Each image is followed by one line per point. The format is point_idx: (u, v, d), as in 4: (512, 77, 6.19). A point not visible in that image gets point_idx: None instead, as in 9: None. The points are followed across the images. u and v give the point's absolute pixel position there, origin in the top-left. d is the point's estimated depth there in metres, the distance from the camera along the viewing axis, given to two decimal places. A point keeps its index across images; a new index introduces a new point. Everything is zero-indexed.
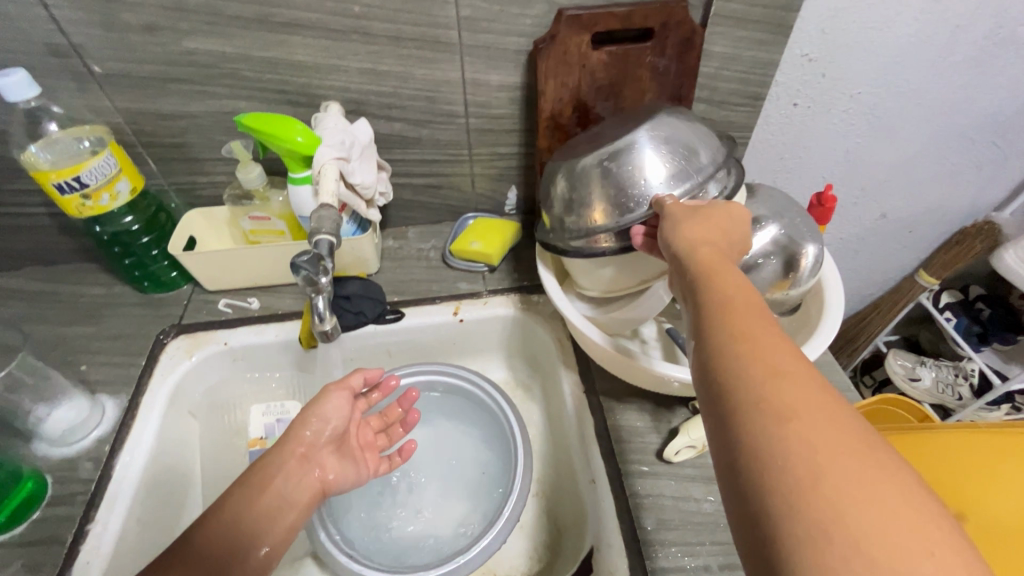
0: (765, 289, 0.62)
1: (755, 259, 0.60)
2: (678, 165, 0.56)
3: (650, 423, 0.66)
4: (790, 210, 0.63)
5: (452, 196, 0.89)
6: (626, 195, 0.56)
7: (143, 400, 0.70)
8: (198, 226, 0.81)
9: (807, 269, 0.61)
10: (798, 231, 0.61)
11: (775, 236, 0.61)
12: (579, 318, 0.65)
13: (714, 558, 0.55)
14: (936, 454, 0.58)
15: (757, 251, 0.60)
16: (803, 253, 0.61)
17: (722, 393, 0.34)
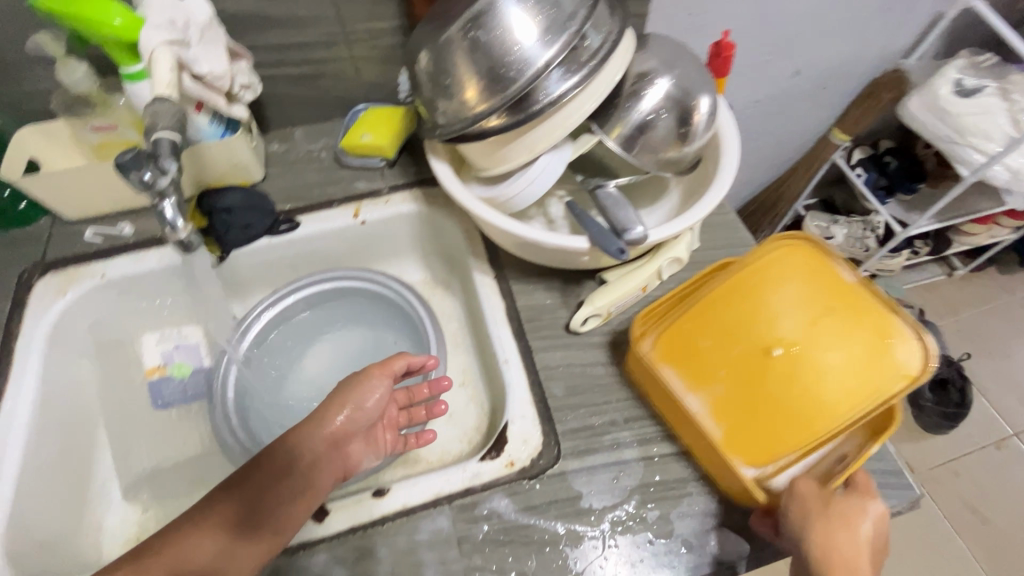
0: (661, 148, 0.59)
1: (645, 117, 0.58)
2: (549, 17, 0.52)
3: (559, 299, 0.66)
4: (682, 59, 0.59)
5: (336, 86, 0.80)
6: (496, 63, 0.53)
7: (17, 344, 0.64)
8: (34, 146, 0.69)
9: (702, 122, 0.59)
10: (691, 81, 0.59)
11: (668, 89, 0.58)
12: (473, 199, 0.61)
13: (621, 414, 0.58)
14: (726, 322, 0.53)
15: (650, 107, 0.58)
16: (695, 106, 0.58)
17: None
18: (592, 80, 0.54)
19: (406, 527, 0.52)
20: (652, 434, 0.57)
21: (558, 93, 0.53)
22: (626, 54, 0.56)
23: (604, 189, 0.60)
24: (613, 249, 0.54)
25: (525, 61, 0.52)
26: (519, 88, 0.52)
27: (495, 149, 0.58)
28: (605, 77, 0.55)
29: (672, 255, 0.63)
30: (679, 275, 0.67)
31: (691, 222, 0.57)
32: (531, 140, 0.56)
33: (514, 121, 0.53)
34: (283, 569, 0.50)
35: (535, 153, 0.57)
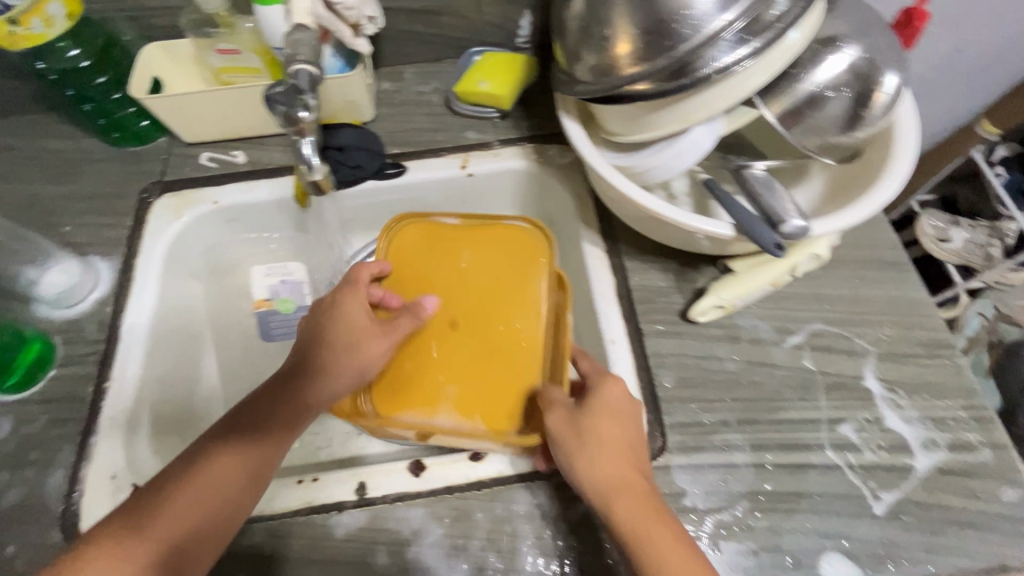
0: (831, 130, 0.52)
1: (819, 91, 0.51)
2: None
3: (674, 283, 0.62)
4: (873, 29, 0.52)
5: (454, 25, 0.75)
6: (663, 15, 0.47)
7: (138, 263, 0.66)
8: (159, 64, 0.69)
9: (884, 106, 0.51)
10: (882, 55, 0.51)
11: (850, 62, 0.51)
12: (604, 164, 0.56)
13: (734, 414, 0.55)
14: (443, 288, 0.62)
15: (827, 81, 0.51)
16: (879, 85, 0.51)
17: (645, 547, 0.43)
18: (768, 51, 0.47)
19: (501, 497, 0.52)
20: (767, 441, 0.53)
21: (727, 62, 0.46)
22: (816, 19, 0.49)
23: (751, 169, 0.55)
24: (769, 242, 0.49)
25: (697, 20, 0.46)
26: (686, 48, 0.46)
27: (639, 115, 0.52)
28: (785, 44, 0.48)
29: (813, 252, 0.56)
30: (812, 272, 0.61)
31: (858, 219, 0.50)
32: (683, 110, 0.50)
33: (670, 87, 0.48)
34: (382, 516, 0.52)
35: (685, 123, 0.51)
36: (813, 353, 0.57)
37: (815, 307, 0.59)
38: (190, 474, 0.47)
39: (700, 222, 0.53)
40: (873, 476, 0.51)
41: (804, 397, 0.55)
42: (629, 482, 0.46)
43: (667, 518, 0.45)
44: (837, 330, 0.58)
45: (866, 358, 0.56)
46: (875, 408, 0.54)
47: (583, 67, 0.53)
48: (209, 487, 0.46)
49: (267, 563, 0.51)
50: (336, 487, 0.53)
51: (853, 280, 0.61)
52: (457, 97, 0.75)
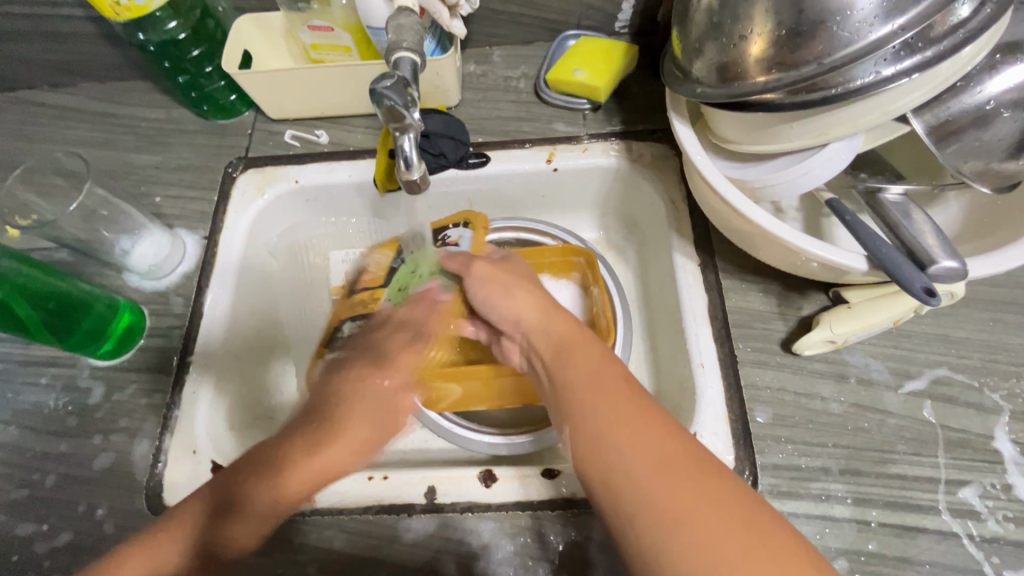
0: (995, 154, 0.45)
1: (984, 108, 0.44)
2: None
3: (776, 308, 0.56)
4: None
5: (550, 5, 0.70)
6: (819, 14, 0.40)
7: (221, 238, 0.66)
8: (252, 38, 0.68)
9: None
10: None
11: None
12: (716, 175, 0.51)
13: (836, 462, 0.50)
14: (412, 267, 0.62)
15: (1000, 98, 0.44)
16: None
17: (621, 483, 0.37)
18: (940, 65, 0.40)
19: (575, 521, 0.50)
20: (872, 496, 0.48)
21: (889, 74, 0.40)
22: (1002, 25, 0.41)
23: (892, 194, 0.48)
24: (916, 286, 0.42)
25: (860, 25, 0.39)
26: (840, 54, 0.40)
27: (766, 124, 0.46)
28: (962, 55, 0.40)
29: (948, 289, 0.50)
30: (940, 310, 0.54)
31: (1023, 261, 0.43)
32: (823, 124, 0.44)
33: (813, 99, 0.42)
34: (452, 525, 0.51)
35: (821, 138, 0.45)
36: (933, 403, 0.51)
37: (940, 350, 0.53)
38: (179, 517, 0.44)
39: (827, 251, 0.47)
40: (998, 551, 0.46)
41: (919, 452, 0.49)
42: (629, 415, 0.40)
43: (646, 409, 0.41)
44: (964, 379, 0.52)
45: (998, 416, 0.50)
46: (1004, 474, 0.48)
47: (707, 66, 0.47)
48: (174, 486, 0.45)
49: (288, 529, 0.52)
50: (407, 488, 0.52)
51: (989, 324, 0.53)
52: (548, 85, 0.71)
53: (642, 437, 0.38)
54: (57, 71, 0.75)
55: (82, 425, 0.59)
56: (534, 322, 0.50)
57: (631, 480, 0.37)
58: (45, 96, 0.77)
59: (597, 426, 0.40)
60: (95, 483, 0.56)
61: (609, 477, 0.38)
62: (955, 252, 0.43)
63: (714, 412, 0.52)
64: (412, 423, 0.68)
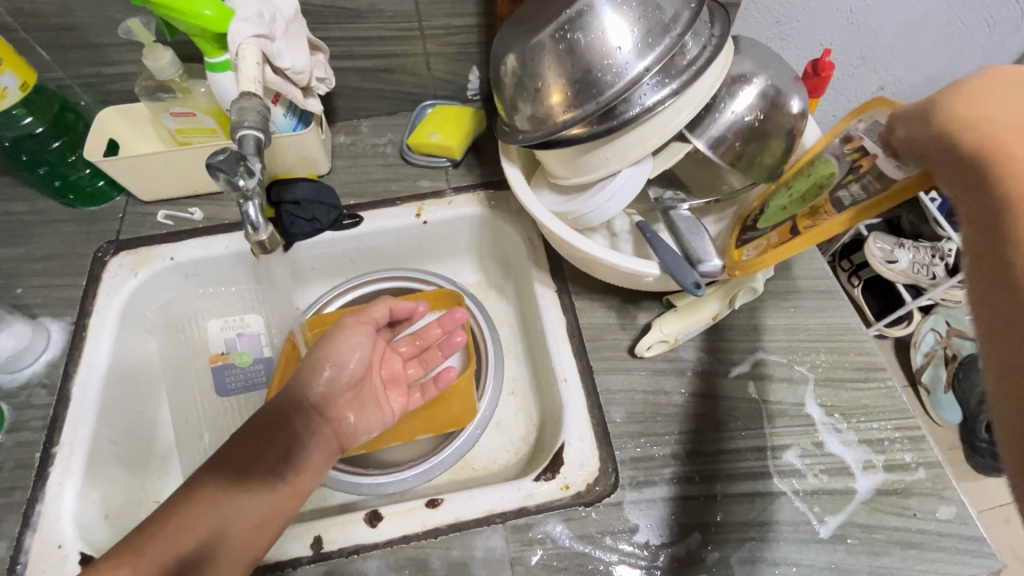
0: (752, 150, 0.57)
1: (742, 118, 0.55)
2: (648, 21, 0.50)
3: (622, 319, 0.64)
4: (779, 72, 0.57)
5: (405, 81, 0.79)
6: (590, 64, 0.50)
7: (90, 322, 0.66)
8: (118, 128, 0.71)
9: (790, 126, 0.57)
10: (788, 105, 0.56)
11: (762, 90, 0.56)
12: (546, 212, 0.58)
13: (683, 446, 0.56)
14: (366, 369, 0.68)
15: (743, 109, 0.55)
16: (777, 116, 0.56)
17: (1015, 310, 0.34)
18: (687, 90, 0.51)
19: (458, 542, 0.53)
20: (715, 471, 0.55)
21: (653, 101, 0.50)
22: (724, 63, 0.54)
23: (680, 211, 0.60)
24: (688, 282, 0.54)
25: (620, 67, 0.50)
26: (613, 91, 0.50)
27: (577, 157, 0.55)
28: (704, 85, 0.52)
29: (749, 285, 0.60)
30: (752, 304, 0.64)
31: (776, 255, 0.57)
32: (623, 148, 0.53)
33: (602, 128, 0.51)
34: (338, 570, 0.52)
35: (621, 159, 0.54)
36: (756, 383, 0.60)
37: (755, 337, 0.62)
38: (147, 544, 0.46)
39: (634, 266, 0.56)
40: (818, 501, 0.53)
41: (750, 426, 0.57)
42: None
43: None
44: (777, 358, 0.61)
45: (806, 386, 0.59)
46: (816, 434, 0.57)
47: (522, 117, 0.56)
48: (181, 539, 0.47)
49: None
50: (291, 543, 0.52)
51: (791, 310, 0.64)
52: (410, 148, 0.78)
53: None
54: None
55: None
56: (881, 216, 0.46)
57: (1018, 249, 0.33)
58: None
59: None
60: None
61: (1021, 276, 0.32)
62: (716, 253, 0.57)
63: (576, 420, 0.57)
64: None
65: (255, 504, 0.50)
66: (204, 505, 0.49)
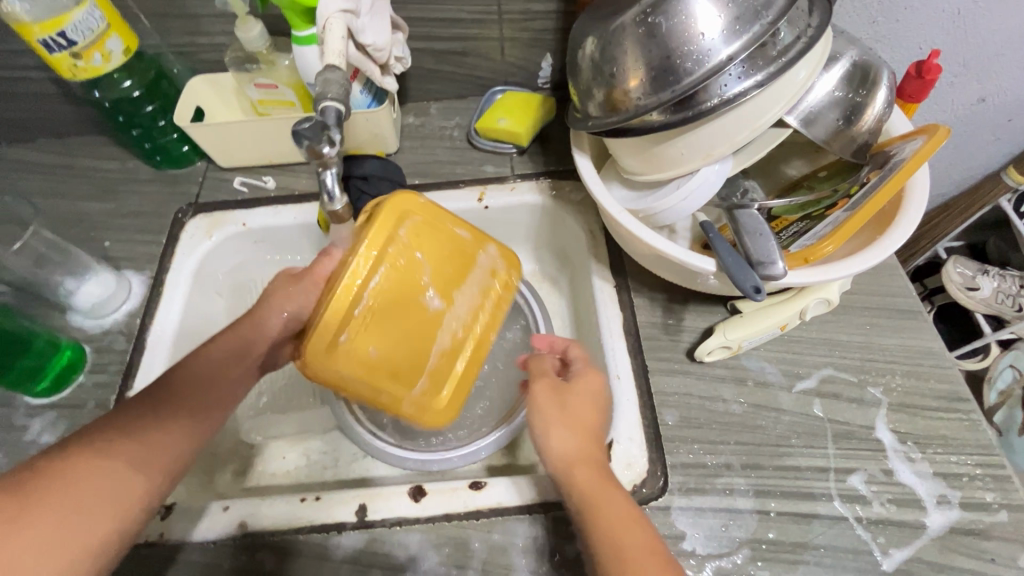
0: (839, 131, 0.53)
1: (830, 94, 0.52)
2: (740, 4, 0.46)
3: (681, 320, 0.62)
4: (874, 61, 0.54)
5: (478, 65, 0.79)
6: (671, 49, 0.48)
7: (167, 278, 0.69)
8: (205, 96, 0.74)
9: (877, 116, 0.54)
10: (873, 100, 0.54)
11: (848, 69, 0.53)
12: (614, 203, 0.58)
13: (738, 458, 0.54)
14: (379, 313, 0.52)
15: (832, 86, 0.52)
16: (869, 102, 0.53)
17: (610, 550, 0.42)
18: (775, 82, 0.48)
19: (499, 527, 0.52)
20: (771, 487, 0.52)
21: (735, 92, 0.47)
22: (820, 53, 0.50)
23: (749, 211, 0.55)
24: (748, 286, 0.48)
25: (704, 53, 0.47)
26: (693, 79, 0.47)
27: (648, 147, 0.53)
28: (795, 79, 0.49)
29: (823, 296, 0.57)
30: (823, 317, 0.60)
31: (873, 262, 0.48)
32: (705, 142, 0.51)
33: (678, 118, 0.49)
34: (379, 540, 0.52)
35: (698, 151, 0.51)
36: (821, 400, 0.56)
37: (826, 352, 0.59)
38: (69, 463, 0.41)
39: (692, 260, 0.53)
40: (883, 532, 0.50)
41: (812, 445, 0.54)
42: (606, 487, 0.46)
43: (639, 520, 0.44)
44: (847, 377, 0.57)
45: (878, 409, 0.56)
46: (885, 461, 0.53)
47: (595, 103, 0.54)
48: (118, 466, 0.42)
49: (230, 560, 0.53)
50: (338, 507, 0.54)
51: (866, 328, 0.60)
52: (478, 133, 0.79)
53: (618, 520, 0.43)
54: (14, 127, 0.79)
55: (14, 462, 0.59)
56: (566, 424, 0.49)
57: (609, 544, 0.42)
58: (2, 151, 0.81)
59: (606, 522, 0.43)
60: None
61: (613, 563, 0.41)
62: (782, 256, 0.49)
63: (628, 419, 0.56)
64: (353, 452, 0.69)
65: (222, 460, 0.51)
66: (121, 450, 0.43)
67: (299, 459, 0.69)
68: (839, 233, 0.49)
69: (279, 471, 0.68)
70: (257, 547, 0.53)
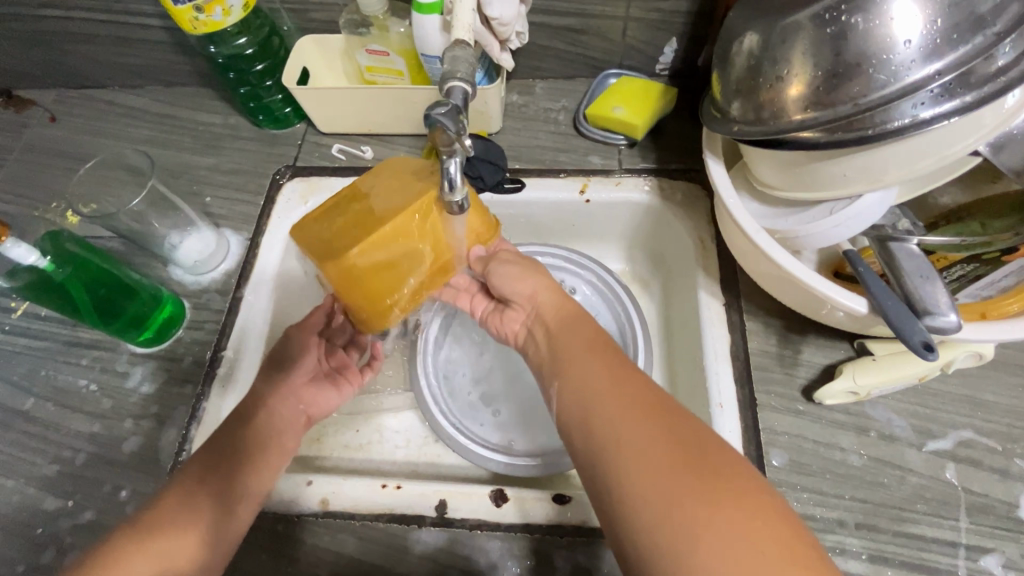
0: None
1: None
2: (958, 11, 0.39)
3: (799, 353, 0.57)
4: None
5: (595, 45, 0.73)
6: (859, 56, 0.41)
7: (262, 240, 0.69)
8: (313, 57, 0.72)
9: None
10: None
11: None
12: (746, 218, 0.52)
13: (852, 515, 0.49)
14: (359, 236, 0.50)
15: None
16: None
17: (628, 458, 0.39)
18: (981, 109, 0.40)
19: (583, 548, 0.50)
20: (888, 554, 0.47)
21: (930, 116, 0.40)
22: None
23: (906, 245, 0.48)
24: (913, 339, 0.43)
25: (901, 67, 0.40)
26: (880, 95, 0.40)
27: (801, 163, 0.47)
28: (1004, 105, 0.41)
29: (976, 351, 0.50)
30: (968, 370, 0.53)
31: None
32: (876, 167, 0.44)
33: (850, 138, 0.42)
34: (459, 541, 0.51)
35: (861, 176, 0.45)
36: (956, 465, 0.50)
37: (967, 412, 0.52)
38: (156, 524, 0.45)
39: (835, 296, 0.47)
40: None
41: (940, 514, 0.49)
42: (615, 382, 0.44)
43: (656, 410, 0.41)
44: (990, 443, 0.51)
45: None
46: None
47: (743, 107, 0.48)
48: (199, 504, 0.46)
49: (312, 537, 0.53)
50: (418, 500, 0.53)
51: (1019, 389, 0.53)
52: (586, 119, 0.73)
53: (585, 365, 0.47)
54: (128, 73, 0.81)
55: (116, 407, 0.61)
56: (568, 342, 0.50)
57: (630, 451, 0.39)
58: (115, 96, 0.83)
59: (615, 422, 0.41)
60: (126, 464, 0.58)
61: (583, 408, 0.44)
62: (954, 307, 0.43)
63: None
64: (427, 436, 0.69)
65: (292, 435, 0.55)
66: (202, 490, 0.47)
67: (373, 435, 0.69)
68: None
69: (353, 444, 0.68)
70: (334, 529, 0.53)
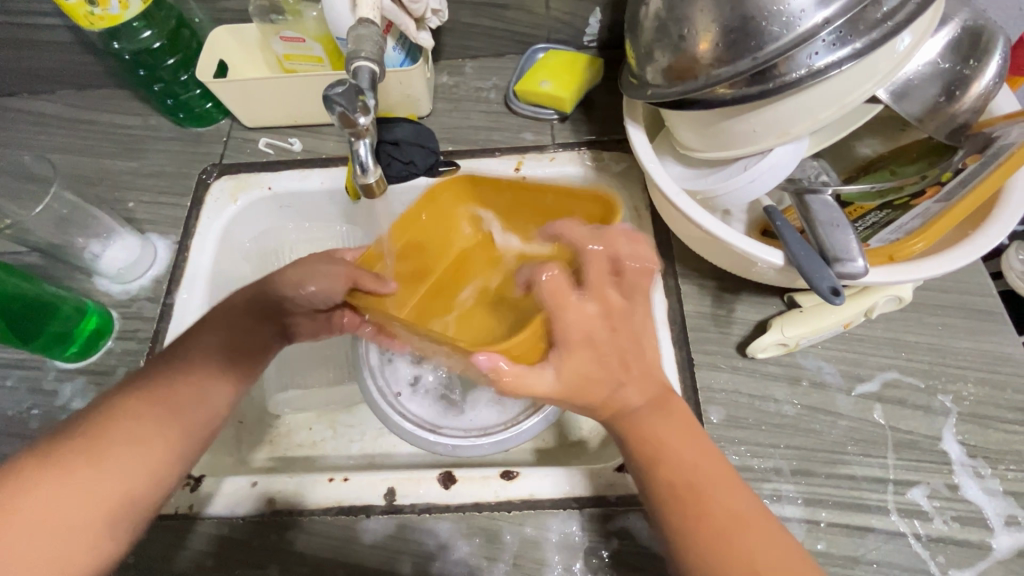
0: (936, 108, 0.47)
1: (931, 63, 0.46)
2: None
3: (732, 312, 0.58)
4: (987, 28, 0.46)
5: (520, 19, 0.72)
6: (753, 9, 0.41)
7: (191, 243, 0.67)
8: (228, 48, 0.70)
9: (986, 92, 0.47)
10: (982, 74, 0.47)
11: (952, 36, 0.46)
12: (669, 181, 0.52)
13: (788, 463, 0.51)
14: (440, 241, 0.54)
15: (932, 54, 0.46)
16: (978, 75, 0.46)
17: (702, 527, 0.38)
18: (873, 53, 0.41)
19: (531, 520, 0.51)
20: (822, 496, 0.49)
21: (824, 64, 0.41)
22: (928, 20, 0.43)
23: (821, 196, 0.49)
24: (823, 286, 0.44)
25: (792, 16, 0.40)
26: (776, 46, 0.41)
27: (712, 122, 0.47)
28: (895, 49, 0.42)
29: (895, 294, 0.52)
30: (891, 315, 0.55)
31: (977, 258, 0.44)
32: (782, 119, 0.45)
33: (753, 92, 0.43)
34: (409, 527, 0.51)
35: (770, 129, 0.46)
36: (883, 406, 0.52)
37: (891, 354, 0.54)
38: (80, 468, 0.39)
39: (754, 250, 0.48)
40: (943, 550, 0.46)
41: (869, 454, 0.50)
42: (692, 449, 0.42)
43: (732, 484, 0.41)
44: (913, 382, 0.53)
45: (946, 418, 0.51)
46: (950, 475, 0.49)
47: (654, 69, 0.48)
48: (105, 489, 0.39)
49: (259, 538, 0.52)
50: (365, 490, 0.53)
51: (938, 329, 0.55)
52: (517, 96, 0.73)
53: (672, 436, 0.42)
54: (34, 78, 0.76)
55: (46, 426, 0.59)
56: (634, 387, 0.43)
57: (707, 535, 0.38)
58: (24, 103, 0.78)
59: (692, 497, 0.40)
60: None
61: (661, 459, 0.41)
62: (863, 253, 0.45)
63: None
64: (380, 427, 0.68)
65: (199, 418, 0.46)
66: (110, 472, 0.40)
67: (326, 431, 0.68)
68: (930, 230, 0.45)
69: (306, 442, 0.67)
70: (280, 528, 0.52)
